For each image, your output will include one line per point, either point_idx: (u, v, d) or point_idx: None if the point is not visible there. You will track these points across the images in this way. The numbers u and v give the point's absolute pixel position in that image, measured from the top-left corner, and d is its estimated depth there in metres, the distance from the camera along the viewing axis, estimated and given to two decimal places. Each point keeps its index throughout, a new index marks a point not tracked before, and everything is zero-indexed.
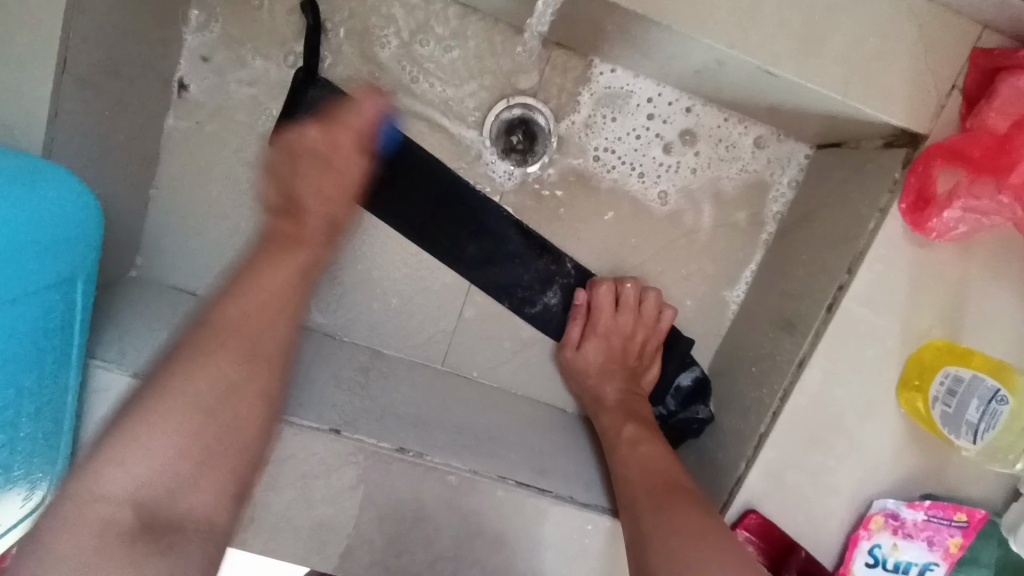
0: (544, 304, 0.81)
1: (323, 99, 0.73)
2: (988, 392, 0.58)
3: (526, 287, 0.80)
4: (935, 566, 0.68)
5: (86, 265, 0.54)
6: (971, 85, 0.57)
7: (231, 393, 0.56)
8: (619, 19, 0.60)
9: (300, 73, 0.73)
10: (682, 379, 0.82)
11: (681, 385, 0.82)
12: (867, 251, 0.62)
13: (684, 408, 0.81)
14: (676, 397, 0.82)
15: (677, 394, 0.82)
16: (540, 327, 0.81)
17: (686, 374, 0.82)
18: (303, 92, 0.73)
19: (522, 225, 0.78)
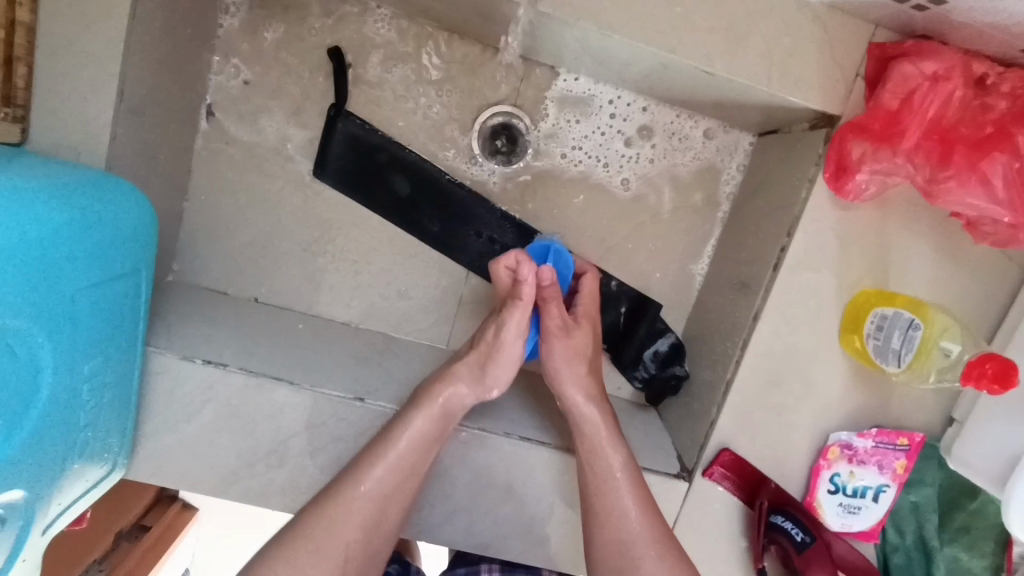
0: None
1: (350, 131, 0.84)
2: (906, 322, 0.71)
3: None
4: (887, 487, 0.79)
5: (147, 257, 0.63)
6: (871, 73, 0.70)
7: None
8: (578, 36, 0.72)
9: (331, 109, 0.84)
10: (659, 345, 0.91)
11: (659, 350, 0.91)
12: (800, 216, 0.73)
13: (662, 370, 0.91)
14: (655, 360, 0.91)
15: (655, 358, 0.91)
16: None
17: (663, 340, 0.91)
18: (333, 126, 0.84)
19: (518, 222, 0.88)
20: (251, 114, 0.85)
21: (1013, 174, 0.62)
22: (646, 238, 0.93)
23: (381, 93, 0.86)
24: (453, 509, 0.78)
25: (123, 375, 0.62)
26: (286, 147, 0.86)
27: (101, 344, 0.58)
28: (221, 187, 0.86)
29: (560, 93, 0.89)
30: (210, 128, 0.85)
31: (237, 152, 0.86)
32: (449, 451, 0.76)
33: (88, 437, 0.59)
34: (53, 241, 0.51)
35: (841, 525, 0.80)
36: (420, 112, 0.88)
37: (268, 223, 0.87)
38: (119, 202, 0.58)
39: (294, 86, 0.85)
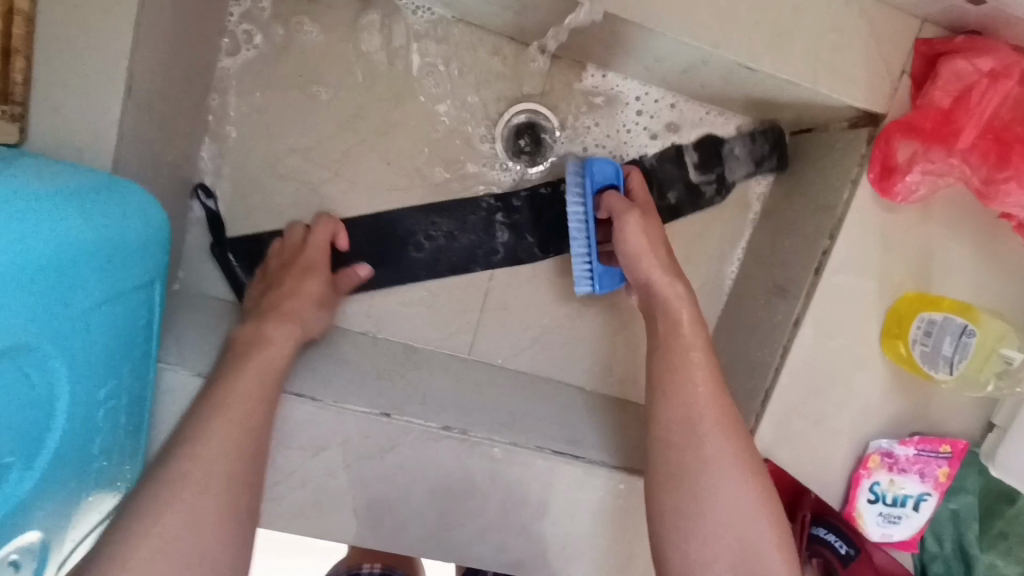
0: (503, 245, 0.85)
1: (242, 243, 0.81)
2: (958, 328, 0.69)
3: (478, 246, 0.85)
4: (928, 495, 0.77)
5: (160, 267, 0.59)
6: (917, 71, 0.67)
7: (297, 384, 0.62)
8: (615, 28, 0.68)
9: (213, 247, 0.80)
10: (738, 139, 0.85)
11: (693, 159, 0.86)
12: (844, 217, 0.71)
13: (763, 162, 0.84)
14: (693, 161, 0.86)
15: (694, 168, 0.86)
16: (517, 260, 0.86)
17: (735, 141, 0.85)
18: (223, 257, 0.80)
19: (429, 206, 0.83)
20: (262, 112, 0.81)
21: None
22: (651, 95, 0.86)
23: (398, 90, 0.83)
24: (483, 529, 0.74)
25: (137, 397, 0.58)
26: (300, 147, 0.82)
27: (116, 363, 0.54)
28: (232, 190, 0.82)
29: (586, 89, 0.85)
30: (219, 127, 0.80)
31: (247, 153, 0.81)
32: (479, 467, 0.72)
33: (103, 465, 0.55)
34: (71, 251, 0.46)
35: (881, 535, 0.78)
36: (440, 111, 0.84)
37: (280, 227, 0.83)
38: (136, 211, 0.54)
39: (308, 84, 0.81)
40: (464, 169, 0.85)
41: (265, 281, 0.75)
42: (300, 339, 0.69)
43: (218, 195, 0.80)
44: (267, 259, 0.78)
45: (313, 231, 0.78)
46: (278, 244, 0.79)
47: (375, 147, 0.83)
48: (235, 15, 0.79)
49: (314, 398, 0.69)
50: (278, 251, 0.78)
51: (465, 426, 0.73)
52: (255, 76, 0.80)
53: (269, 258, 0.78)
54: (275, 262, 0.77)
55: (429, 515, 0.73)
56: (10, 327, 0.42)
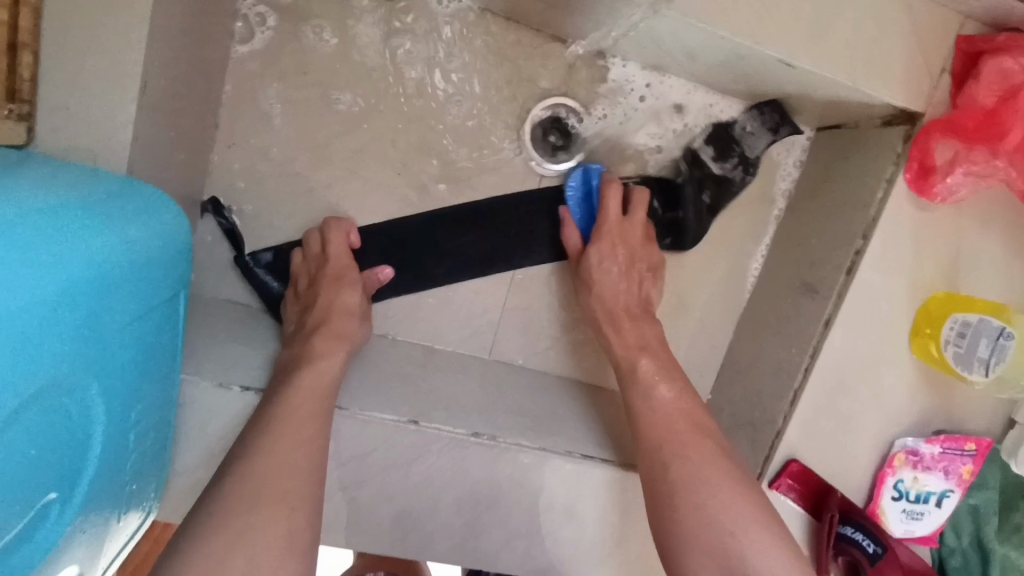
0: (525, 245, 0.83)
1: (268, 257, 0.78)
2: (995, 330, 0.67)
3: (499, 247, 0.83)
4: (951, 492, 0.78)
5: (184, 278, 0.56)
6: (958, 68, 0.66)
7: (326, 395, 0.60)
8: (652, 22, 0.66)
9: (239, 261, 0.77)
10: (745, 115, 0.83)
11: (708, 153, 0.84)
12: (878, 218, 0.70)
13: (779, 130, 0.82)
14: (711, 156, 0.84)
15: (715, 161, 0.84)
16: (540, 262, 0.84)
17: (743, 119, 0.83)
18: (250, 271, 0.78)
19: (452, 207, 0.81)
20: (275, 106, 0.77)
21: None
22: (687, 90, 0.84)
23: (417, 82, 0.80)
24: (512, 534, 0.73)
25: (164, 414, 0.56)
26: (316, 142, 0.79)
27: (144, 383, 0.52)
28: (244, 188, 0.78)
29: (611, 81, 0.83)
30: (229, 122, 0.77)
31: (260, 149, 0.78)
32: (509, 473, 0.71)
33: (132, 489, 0.53)
34: (103, 274, 0.44)
35: (903, 531, 0.79)
36: (460, 104, 0.81)
37: (296, 226, 0.80)
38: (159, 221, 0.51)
39: (324, 76, 0.78)
40: (486, 165, 0.83)
41: (300, 301, 0.74)
42: (327, 344, 0.67)
43: (232, 208, 0.78)
44: (295, 274, 0.76)
45: (328, 240, 0.75)
46: (298, 258, 0.77)
47: (392, 143, 0.80)
48: (247, 2, 0.75)
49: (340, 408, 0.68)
50: (304, 266, 0.76)
51: (494, 431, 0.71)
52: (266, 66, 0.76)
53: (299, 272, 0.76)
54: (304, 280, 0.75)
55: (459, 522, 0.72)
56: (46, 359, 0.40)
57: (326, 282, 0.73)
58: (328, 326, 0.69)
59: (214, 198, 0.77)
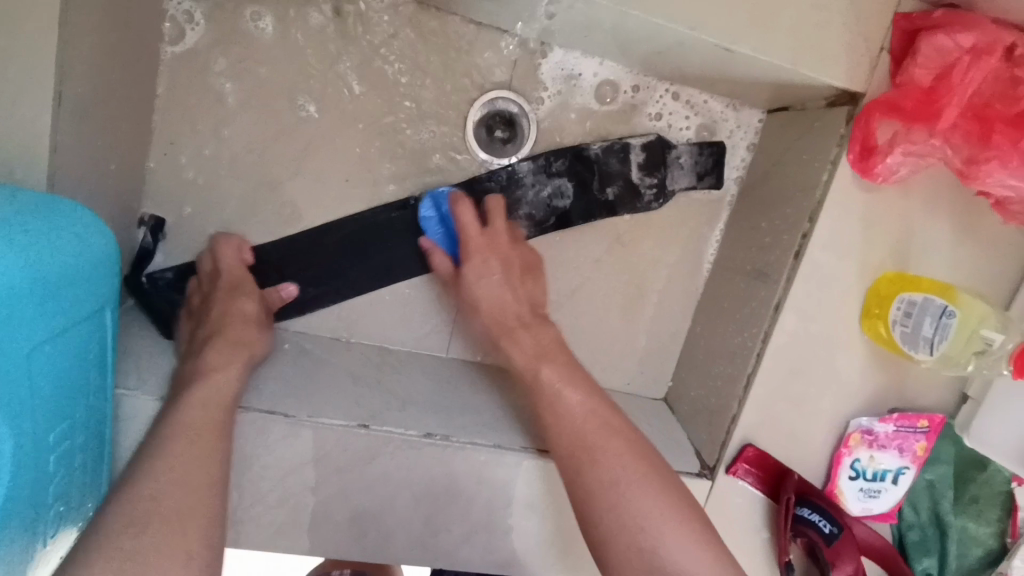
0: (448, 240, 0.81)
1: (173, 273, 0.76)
2: (938, 309, 0.67)
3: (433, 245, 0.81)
4: (907, 469, 0.79)
5: (112, 293, 0.55)
6: (896, 46, 0.65)
7: None
8: (589, 10, 0.64)
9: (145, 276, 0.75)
10: (687, 147, 0.84)
11: (640, 159, 0.83)
12: (823, 199, 0.69)
13: (704, 177, 0.85)
14: (642, 163, 0.83)
15: (642, 168, 0.83)
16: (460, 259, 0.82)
17: (682, 149, 0.84)
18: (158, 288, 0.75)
19: (398, 201, 0.80)
20: (210, 107, 0.75)
21: None
22: (726, 149, 0.86)
23: (358, 77, 0.78)
24: (471, 532, 0.73)
25: (98, 428, 0.56)
26: (255, 144, 0.77)
27: (69, 403, 0.51)
28: (184, 193, 0.76)
29: (577, 70, 0.82)
30: (164, 125, 0.74)
31: (196, 151, 0.76)
32: (465, 470, 0.71)
33: (61, 509, 0.52)
34: (13, 296, 0.43)
35: (861, 509, 0.80)
36: (404, 98, 0.79)
37: (241, 231, 0.78)
38: (84, 241, 0.50)
39: (260, 74, 0.76)
40: (434, 159, 0.81)
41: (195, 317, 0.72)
42: None
43: (167, 221, 0.76)
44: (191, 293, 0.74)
45: (220, 257, 0.74)
46: (205, 264, 0.75)
47: (336, 140, 0.78)
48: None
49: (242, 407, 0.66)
50: (231, 270, 0.74)
51: (448, 431, 0.71)
52: (197, 65, 0.74)
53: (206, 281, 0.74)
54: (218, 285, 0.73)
55: (416, 523, 0.71)
56: None
57: None
58: None
59: (161, 219, 0.75)
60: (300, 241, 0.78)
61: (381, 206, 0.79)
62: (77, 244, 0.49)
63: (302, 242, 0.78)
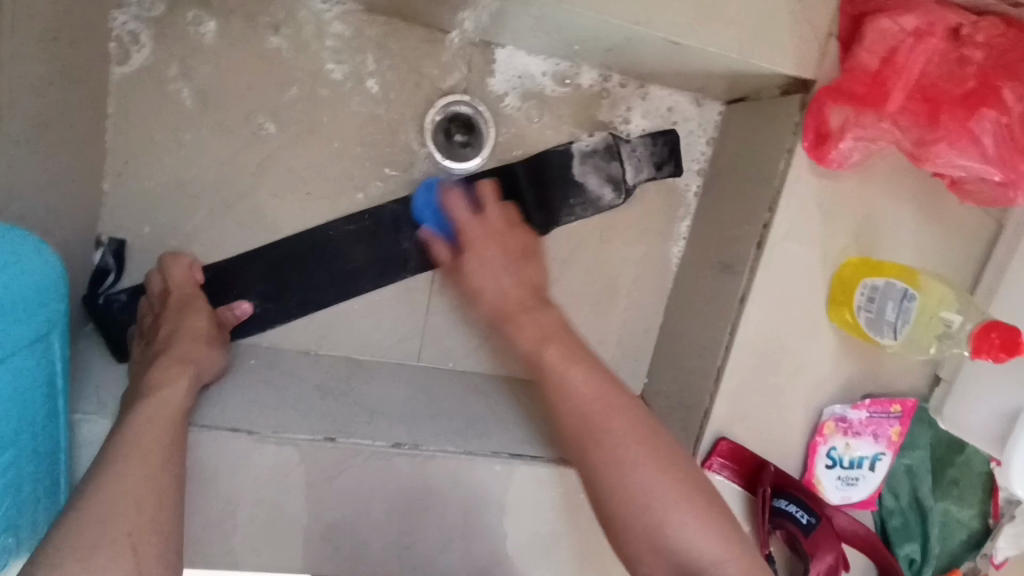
0: (411, 248, 0.80)
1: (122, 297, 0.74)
2: (899, 293, 0.67)
3: (394, 256, 0.80)
4: (882, 455, 0.79)
5: (59, 317, 0.54)
6: (844, 32, 0.65)
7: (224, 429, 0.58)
8: (535, 10, 0.64)
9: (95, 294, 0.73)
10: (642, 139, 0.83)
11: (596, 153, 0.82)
12: (782, 189, 0.69)
13: (662, 166, 0.84)
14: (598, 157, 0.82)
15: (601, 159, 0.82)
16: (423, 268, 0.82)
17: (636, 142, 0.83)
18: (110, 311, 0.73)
19: (351, 215, 0.79)
20: (162, 126, 0.75)
21: (1002, 131, 0.58)
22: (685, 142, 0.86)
23: (311, 88, 0.77)
24: (446, 541, 0.71)
25: (48, 454, 0.56)
26: (210, 160, 0.76)
27: (15, 431, 0.51)
28: (141, 212, 0.76)
29: (535, 70, 0.82)
30: (116, 146, 0.74)
31: (147, 170, 0.75)
32: (436, 477, 0.70)
33: (12, 538, 0.52)
34: None
35: (841, 497, 0.79)
36: (359, 109, 0.79)
37: (201, 248, 0.78)
38: (30, 269, 0.49)
39: (212, 89, 0.75)
40: (394, 167, 0.81)
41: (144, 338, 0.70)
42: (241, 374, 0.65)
43: (126, 239, 0.76)
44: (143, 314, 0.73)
45: (168, 275, 0.73)
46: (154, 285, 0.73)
47: (293, 153, 0.78)
48: (117, 19, 0.72)
49: (202, 426, 0.65)
50: (187, 286, 0.73)
51: (416, 439, 0.70)
52: (147, 84, 0.74)
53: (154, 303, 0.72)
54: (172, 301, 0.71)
55: (390, 535, 0.70)
56: None
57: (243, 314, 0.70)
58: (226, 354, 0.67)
59: (123, 242, 0.75)
60: (263, 256, 0.78)
61: (338, 219, 0.79)
62: (22, 273, 0.48)
63: (263, 256, 0.78)
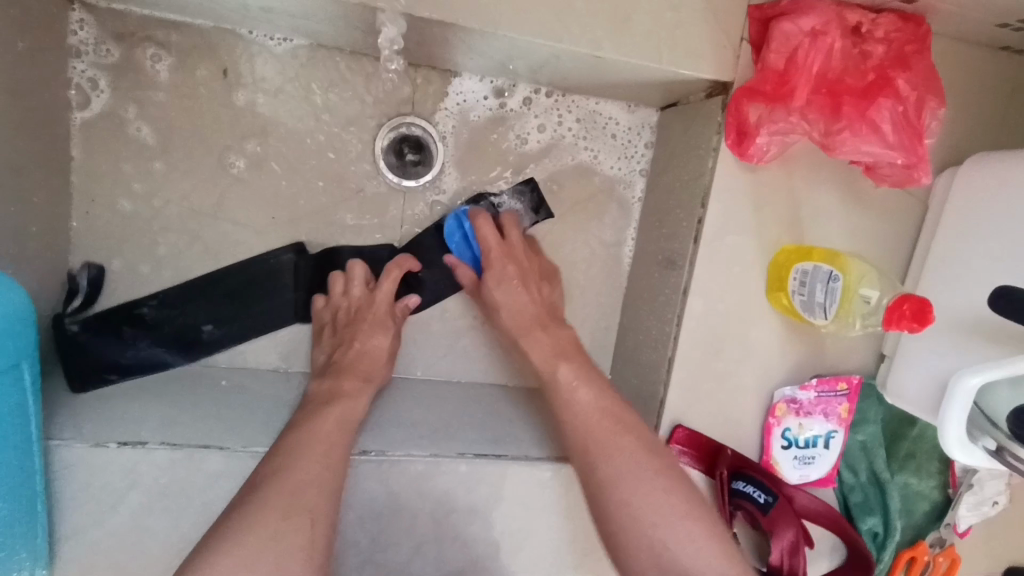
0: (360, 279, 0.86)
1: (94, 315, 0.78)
2: (825, 276, 0.71)
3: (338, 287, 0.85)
4: (835, 432, 0.82)
5: (29, 348, 0.59)
6: (754, 36, 0.70)
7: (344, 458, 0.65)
8: (463, 36, 0.69)
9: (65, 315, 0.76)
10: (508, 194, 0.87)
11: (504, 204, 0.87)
12: (711, 186, 0.74)
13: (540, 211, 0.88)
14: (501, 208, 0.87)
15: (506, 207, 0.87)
16: None
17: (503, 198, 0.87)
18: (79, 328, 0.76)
19: (297, 248, 0.83)
20: (125, 164, 0.79)
21: (898, 117, 0.65)
22: (625, 149, 0.91)
23: (266, 121, 0.82)
24: (419, 541, 0.74)
25: (21, 481, 0.59)
26: (174, 194, 0.81)
27: None
28: (110, 246, 0.80)
29: (475, 91, 0.86)
30: (83, 186, 0.79)
31: (112, 206, 0.80)
32: (404, 483, 0.73)
33: None
34: None
35: (799, 476, 0.82)
36: (313, 137, 0.83)
37: (170, 278, 0.82)
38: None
39: (171, 127, 0.80)
40: (351, 190, 0.85)
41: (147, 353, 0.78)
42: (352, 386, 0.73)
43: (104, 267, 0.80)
44: (131, 327, 0.79)
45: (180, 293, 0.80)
46: (358, 284, 0.82)
47: (253, 183, 0.83)
48: (76, 67, 0.77)
49: (175, 445, 0.66)
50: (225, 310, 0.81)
51: (383, 447, 0.73)
52: (109, 126, 0.78)
53: (320, 317, 0.83)
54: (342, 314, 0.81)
55: (364, 539, 0.73)
56: None
57: (367, 323, 0.79)
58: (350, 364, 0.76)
59: (101, 268, 0.80)
60: (229, 275, 0.81)
61: (283, 249, 0.83)
62: None
63: (220, 282, 0.81)
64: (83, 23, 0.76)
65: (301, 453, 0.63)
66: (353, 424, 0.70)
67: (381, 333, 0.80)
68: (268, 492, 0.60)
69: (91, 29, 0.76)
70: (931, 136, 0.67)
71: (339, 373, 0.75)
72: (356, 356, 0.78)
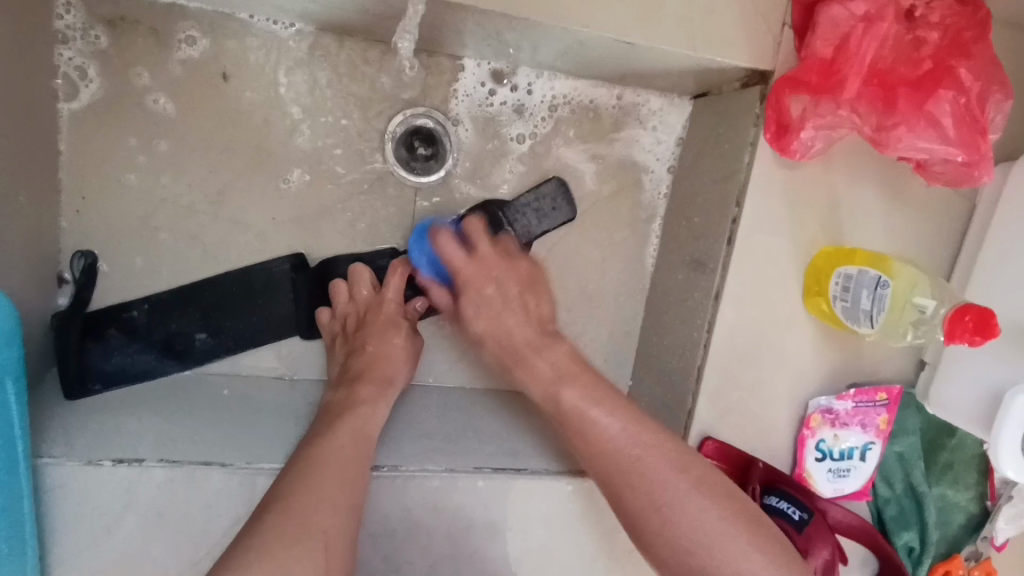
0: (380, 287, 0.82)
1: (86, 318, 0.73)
2: (872, 281, 0.66)
3: None
4: (872, 444, 0.77)
5: (14, 365, 0.56)
6: (797, 21, 0.65)
7: (359, 476, 0.60)
8: (482, 20, 0.63)
9: (58, 318, 0.72)
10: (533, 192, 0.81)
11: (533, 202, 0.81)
12: (747, 183, 0.68)
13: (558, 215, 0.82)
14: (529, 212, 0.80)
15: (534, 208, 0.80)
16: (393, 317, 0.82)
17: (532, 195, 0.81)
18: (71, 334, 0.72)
19: (298, 258, 0.78)
20: (117, 158, 0.74)
21: (959, 110, 0.60)
22: (651, 142, 0.86)
23: (267, 112, 0.77)
24: (433, 562, 0.69)
25: (6, 509, 0.54)
26: (172, 192, 0.76)
27: None
28: (102, 248, 0.76)
29: (494, 81, 0.81)
30: (73, 183, 0.74)
31: (104, 204, 0.75)
32: (419, 500, 0.68)
33: None
34: None
35: (833, 490, 0.77)
36: (319, 129, 0.78)
37: (168, 281, 0.77)
38: None
39: (166, 118, 0.75)
40: (359, 186, 0.80)
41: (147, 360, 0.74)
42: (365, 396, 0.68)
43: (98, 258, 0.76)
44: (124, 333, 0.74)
45: (174, 298, 0.76)
46: (365, 290, 0.77)
47: (253, 180, 0.78)
48: (63, 55, 0.71)
49: (174, 462, 0.62)
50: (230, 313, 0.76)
51: (396, 460, 0.69)
52: (98, 117, 0.73)
53: (331, 328, 0.78)
54: (351, 320, 0.76)
55: (376, 562, 0.68)
56: None
57: (377, 327, 0.74)
58: (363, 371, 0.71)
59: (95, 257, 0.75)
60: (227, 282, 0.76)
61: (285, 257, 0.78)
62: None
63: (215, 291, 0.76)
64: (69, 7, 0.71)
65: (310, 470, 0.59)
66: (370, 439, 0.65)
67: (392, 335, 0.75)
68: (277, 514, 0.56)
69: (77, 13, 0.71)
70: (992, 131, 0.62)
71: (352, 381, 0.71)
72: (367, 361, 0.72)
